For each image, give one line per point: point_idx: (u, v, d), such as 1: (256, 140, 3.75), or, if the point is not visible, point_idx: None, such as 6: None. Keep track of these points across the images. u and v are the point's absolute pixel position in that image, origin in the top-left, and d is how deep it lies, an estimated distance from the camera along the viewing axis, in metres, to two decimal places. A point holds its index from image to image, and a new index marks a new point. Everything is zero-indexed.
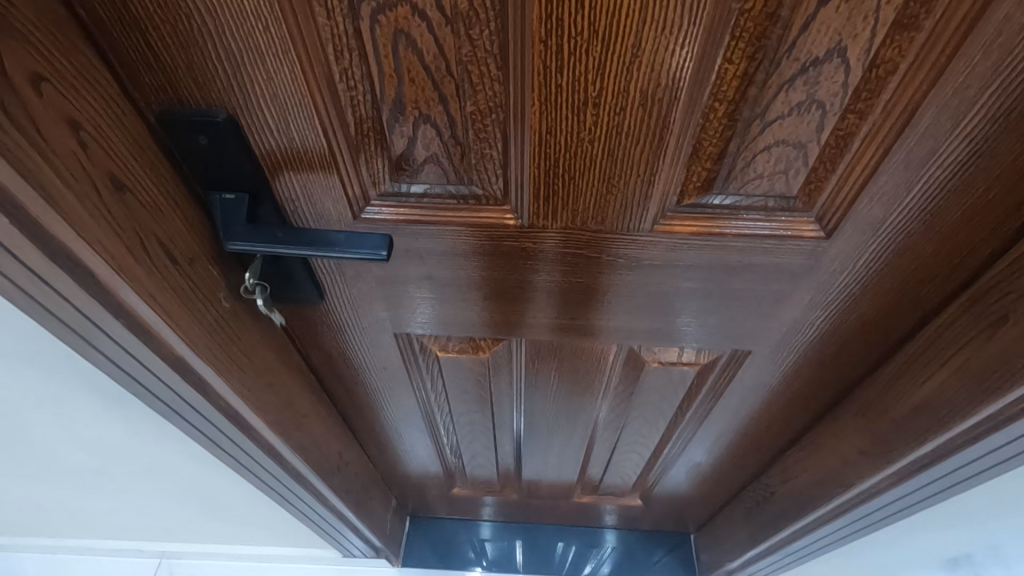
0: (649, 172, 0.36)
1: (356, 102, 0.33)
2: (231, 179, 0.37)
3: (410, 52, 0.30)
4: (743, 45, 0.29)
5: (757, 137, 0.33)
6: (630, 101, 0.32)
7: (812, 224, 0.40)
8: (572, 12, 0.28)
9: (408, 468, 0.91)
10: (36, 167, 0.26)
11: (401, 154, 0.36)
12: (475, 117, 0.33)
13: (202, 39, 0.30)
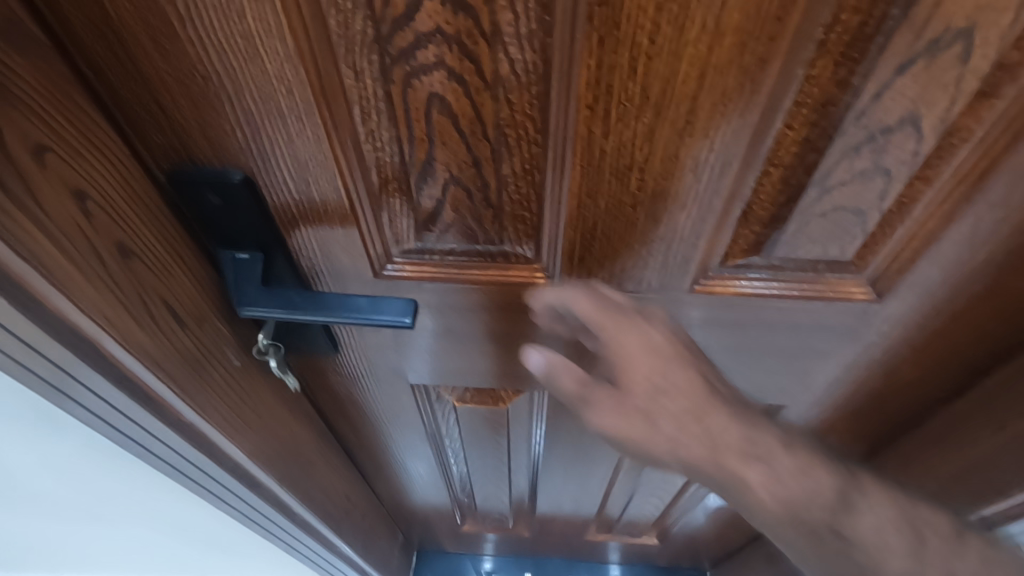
0: (694, 233, 0.34)
1: (382, 163, 0.31)
2: (244, 239, 0.34)
3: (444, 114, 0.28)
4: (807, 111, 0.27)
5: (813, 203, 0.31)
6: (679, 167, 0.30)
7: (863, 288, 0.37)
8: (623, 79, 0.26)
9: (417, 505, 0.88)
10: (37, 244, 0.24)
11: (428, 214, 0.34)
12: (511, 180, 0.31)
13: (219, 101, 0.27)
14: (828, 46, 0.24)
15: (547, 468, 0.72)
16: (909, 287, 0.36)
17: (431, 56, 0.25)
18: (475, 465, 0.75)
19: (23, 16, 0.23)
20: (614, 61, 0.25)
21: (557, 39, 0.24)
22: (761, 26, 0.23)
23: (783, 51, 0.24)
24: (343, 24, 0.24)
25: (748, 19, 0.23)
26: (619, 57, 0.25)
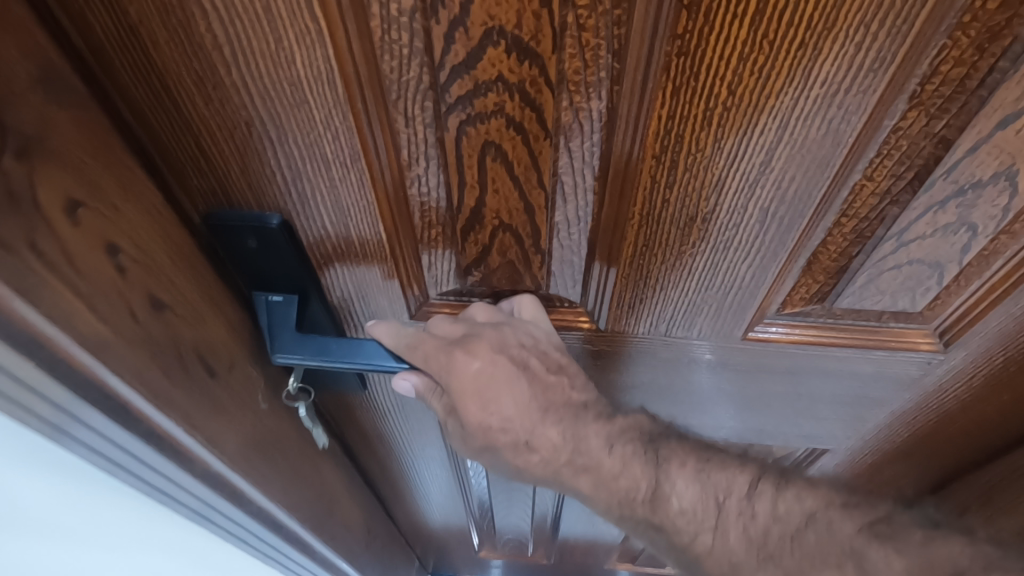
0: (755, 282, 0.32)
1: (427, 208, 0.29)
2: (279, 282, 0.32)
3: (498, 161, 0.26)
4: (890, 163, 0.25)
5: (887, 255, 0.29)
6: (747, 217, 0.28)
7: (930, 338, 0.35)
8: (696, 129, 0.24)
9: (436, 530, 0.86)
10: (68, 306, 0.22)
11: (472, 258, 0.32)
12: (563, 227, 0.29)
13: (261, 146, 0.26)
14: (921, 98, 0.22)
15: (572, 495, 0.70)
16: (981, 340, 0.34)
17: (489, 104, 0.24)
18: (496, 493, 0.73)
19: (65, 66, 0.21)
20: (688, 110, 0.23)
21: (628, 88, 0.22)
22: (852, 78, 0.22)
23: (875, 103, 0.22)
24: (397, 70, 0.23)
25: (839, 71, 0.21)
26: (694, 107, 0.23)
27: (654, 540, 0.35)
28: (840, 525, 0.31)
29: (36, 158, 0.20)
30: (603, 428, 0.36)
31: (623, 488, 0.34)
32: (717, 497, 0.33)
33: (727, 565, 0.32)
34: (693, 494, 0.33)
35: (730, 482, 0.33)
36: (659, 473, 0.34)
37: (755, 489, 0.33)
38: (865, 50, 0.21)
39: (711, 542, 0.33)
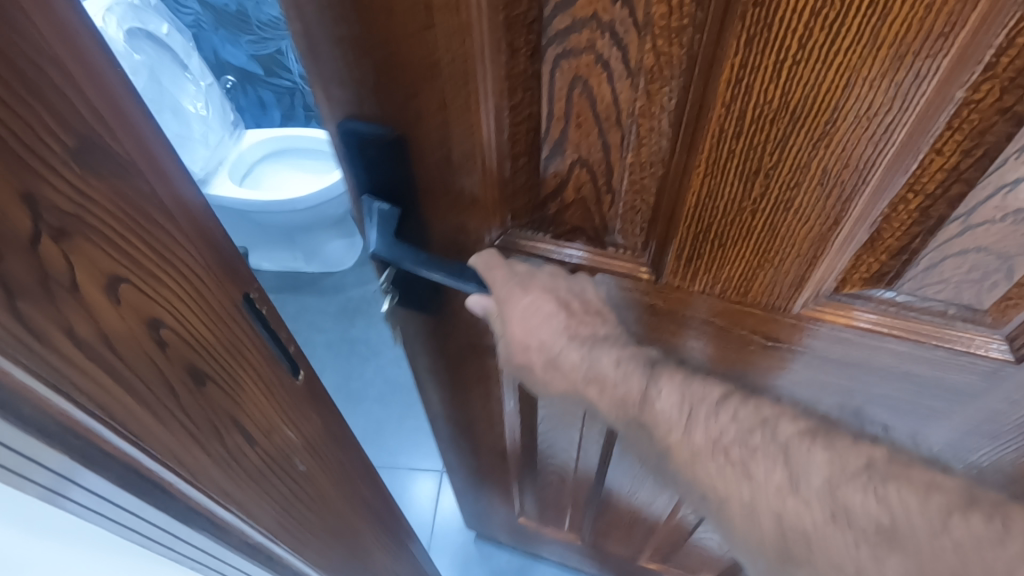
0: (813, 254, 0.33)
1: (518, 137, 0.33)
2: (387, 189, 0.38)
3: (582, 99, 0.31)
4: (959, 138, 0.26)
5: (953, 238, 0.30)
6: (810, 178, 0.29)
7: (998, 346, 0.34)
8: (764, 79, 0.26)
9: (477, 491, 0.90)
10: (99, 386, 0.26)
11: (550, 191, 0.37)
12: (633, 168, 0.33)
13: (394, 65, 0.31)
14: (995, 70, 0.23)
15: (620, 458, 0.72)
16: None
17: (583, 41, 0.29)
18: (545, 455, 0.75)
19: (101, 131, 0.23)
20: (759, 61, 0.25)
21: (705, 35, 0.26)
22: (920, 43, 0.23)
23: (945, 70, 0.24)
24: (511, 6, 0.27)
25: (909, 35, 0.23)
26: (764, 59, 0.25)
27: (639, 432, 0.44)
28: (784, 428, 0.39)
29: (78, 238, 0.23)
30: (615, 351, 0.43)
31: (622, 395, 0.43)
32: (691, 404, 0.41)
33: (688, 455, 0.41)
34: (674, 400, 0.41)
35: (705, 394, 0.41)
36: (650, 379, 0.41)
37: (723, 399, 0.40)
38: (937, 15, 0.22)
39: (679, 438, 0.41)
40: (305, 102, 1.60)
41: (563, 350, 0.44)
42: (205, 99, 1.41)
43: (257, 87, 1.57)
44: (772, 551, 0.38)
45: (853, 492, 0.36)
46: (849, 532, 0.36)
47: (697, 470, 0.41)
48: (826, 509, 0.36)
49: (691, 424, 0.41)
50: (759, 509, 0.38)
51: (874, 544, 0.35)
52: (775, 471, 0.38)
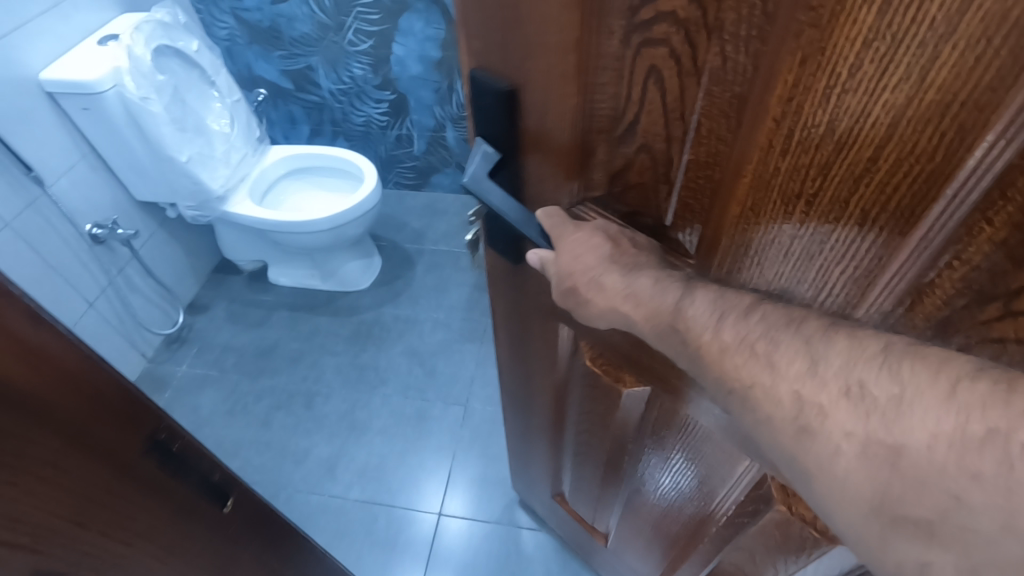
0: (860, 293, 0.41)
1: (600, 113, 0.47)
2: (496, 138, 0.52)
3: (655, 86, 0.42)
4: (1008, 212, 0.31)
5: (992, 315, 0.35)
6: (849, 215, 0.37)
7: None
8: (815, 101, 0.34)
9: (531, 411, 1.13)
10: (24, 524, 0.49)
11: (619, 168, 0.49)
12: (690, 166, 0.45)
13: (509, 42, 0.45)
14: None
15: (628, 446, 0.91)
16: None
17: (661, 32, 0.39)
18: (572, 418, 0.99)
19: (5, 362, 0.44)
20: (811, 81, 0.33)
21: (769, 47, 0.34)
22: (969, 94, 0.29)
23: (981, 139, 0.29)
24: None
25: (956, 79, 0.28)
26: (815, 81, 0.33)
27: (677, 344, 0.48)
28: (807, 322, 0.42)
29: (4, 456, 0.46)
30: (654, 276, 0.49)
31: (655, 304, 0.48)
32: (722, 311, 0.45)
33: (717, 351, 0.45)
34: (704, 308, 0.46)
35: (737, 302, 0.45)
36: (686, 292, 0.47)
37: (755, 306, 0.44)
38: (978, 85, 0.28)
39: (709, 337, 0.45)
40: (331, 117, 2.51)
41: (604, 273, 0.50)
42: (227, 117, 2.02)
43: (286, 102, 2.48)
44: (791, 432, 0.41)
45: (872, 370, 0.38)
46: (862, 406, 0.38)
47: (727, 362, 0.44)
48: (841, 386, 0.38)
49: (721, 326, 0.45)
50: (779, 394, 0.41)
51: (884, 414, 0.36)
52: (798, 360, 0.41)
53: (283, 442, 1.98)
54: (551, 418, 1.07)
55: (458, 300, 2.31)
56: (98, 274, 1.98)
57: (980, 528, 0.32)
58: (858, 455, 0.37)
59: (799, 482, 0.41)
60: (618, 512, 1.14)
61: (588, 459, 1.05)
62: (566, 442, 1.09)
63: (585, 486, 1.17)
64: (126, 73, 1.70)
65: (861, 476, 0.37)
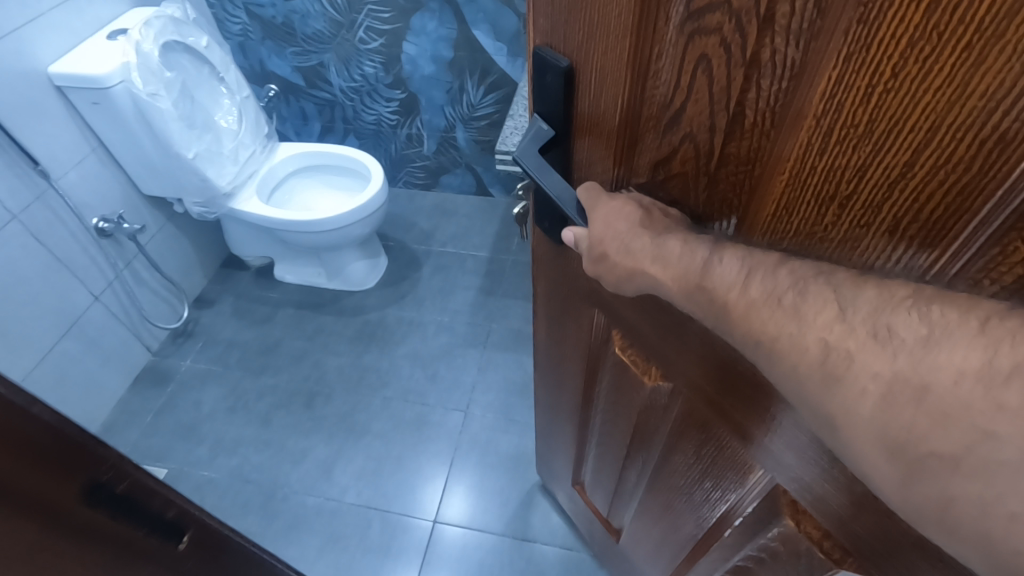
0: None
1: (652, 98, 0.51)
2: (550, 114, 0.63)
3: (704, 74, 0.45)
4: None
5: None
6: (881, 222, 0.39)
7: None
8: (856, 99, 0.36)
9: (562, 391, 1.21)
10: None
11: (664, 151, 0.53)
12: (731, 158, 0.47)
13: (577, 29, 0.55)
14: None
15: (646, 436, 0.96)
16: None
17: (715, 21, 0.42)
18: (599, 397, 1.06)
19: None
20: (854, 78, 0.35)
21: (817, 43, 0.36)
22: (1011, 107, 0.29)
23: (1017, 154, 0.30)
24: None
25: (998, 87, 0.29)
26: (858, 79, 0.35)
27: (700, 305, 0.50)
28: (837, 272, 0.42)
29: None
30: (681, 239, 0.51)
31: (682, 266, 0.50)
32: (750, 268, 0.46)
33: (743, 309, 0.45)
34: (733, 267, 0.47)
35: (765, 259, 0.46)
36: (714, 250, 0.49)
37: (784, 260, 0.45)
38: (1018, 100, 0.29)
39: (736, 293, 0.46)
40: (342, 114, 2.54)
41: (635, 237, 0.54)
42: (233, 114, 2.02)
43: (298, 99, 2.52)
44: (817, 378, 0.42)
45: (899, 315, 0.38)
46: (889, 347, 0.38)
47: (753, 317, 0.45)
48: (868, 330, 0.39)
49: (749, 282, 0.46)
50: (806, 343, 0.42)
51: (912, 353, 0.37)
52: (826, 309, 0.41)
53: (282, 441, 1.99)
54: (581, 401, 1.14)
55: (463, 303, 2.31)
56: (105, 267, 1.98)
57: (1006, 459, 0.33)
58: (883, 396, 0.38)
59: (826, 431, 0.43)
60: (632, 507, 1.18)
61: (611, 444, 1.11)
62: (593, 427, 1.16)
63: (606, 473, 1.23)
64: (135, 69, 1.69)
65: (888, 415, 0.38)
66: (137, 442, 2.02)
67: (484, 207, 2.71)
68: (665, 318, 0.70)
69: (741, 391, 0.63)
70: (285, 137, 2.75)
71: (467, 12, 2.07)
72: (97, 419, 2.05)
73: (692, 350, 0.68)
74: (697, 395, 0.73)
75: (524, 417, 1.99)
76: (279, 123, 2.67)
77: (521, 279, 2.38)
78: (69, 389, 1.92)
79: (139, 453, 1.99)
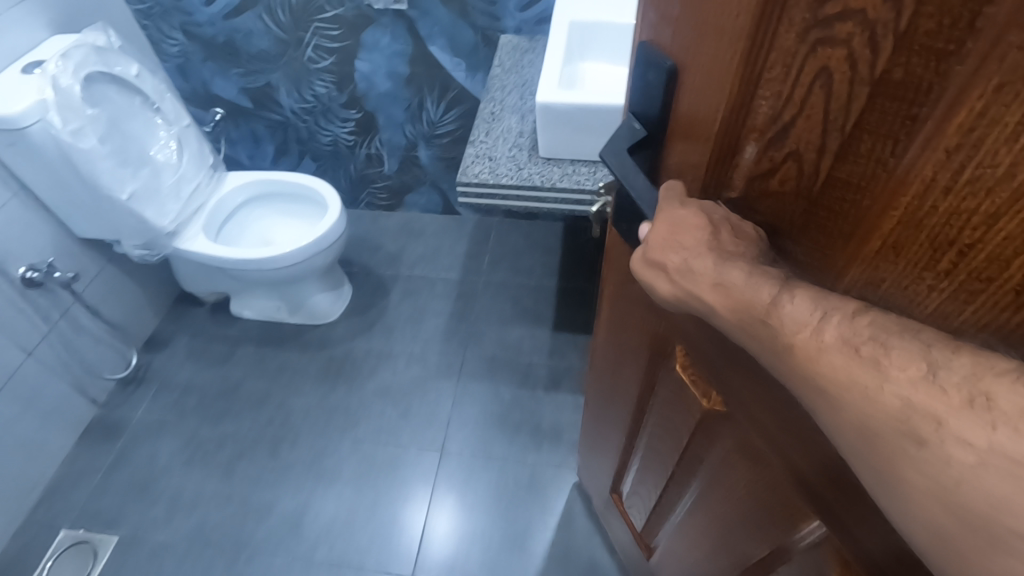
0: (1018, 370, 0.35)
1: (756, 111, 0.45)
2: (646, 111, 0.58)
3: (821, 91, 0.39)
4: None
5: None
6: (1008, 280, 0.32)
7: None
8: (1001, 136, 0.29)
9: (609, 397, 1.14)
10: None
11: (760, 169, 0.47)
12: (836, 184, 0.41)
13: (686, 23, 0.48)
14: None
15: (692, 461, 0.90)
16: None
17: (844, 32, 0.35)
18: (649, 411, 0.99)
19: None
20: (1004, 113, 0.29)
21: (966, 66, 0.30)
22: None
23: None
24: None
25: None
26: (1009, 114, 0.29)
27: (760, 349, 0.45)
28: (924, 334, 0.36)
29: None
30: (745, 267, 0.46)
31: (745, 297, 0.45)
32: (824, 309, 0.40)
33: (810, 352, 0.40)
34: (803, 308, 0.41)
35: (842, 302, 0.40)
36: (782, 287, 0.43)
37: (863, 310, 0.39)
38: None
39: (808, 335, 0.40)
40: (297, 136, 2.41)
41: (698, 256, 0.49)
42: (173, 148, 1.87)
43: (247, 121, 2.38)
44: (894, 436, 0.36)
45: (1003, 383, 0.31)
46: (988, 418, 0.31)
47: (823, 360, 0.39)
48: (965, 397, 0.32)
49: (823, 324, 0.40)
50: (883, 398, 0.36)
51: (1015, 428, 0.30)
52: (912, 365, 0.35)
53: (245, 495, 1.84)
54: (630, 411, 1.06)
55: (434, 331, 2.20)
56: (38, 321, 1.80)
57: None
58: (973, 467, 0.32)
59: (893, 489, 0.37)
60: (671, 526, 1.12)
61: (655, 457, 1.03)
62: (639, 440, 1.09)
63: (646, 485, 1.15)
64: (52, 107, 1.51)
65: (977, 489, 0.32)
66: (85, 505, 1.85)
67: (452, 226, 2.60)
68: (726, 347, 0.61)
69: (819, 444, 0.54)
70: (236, 161, 2.59)
71: (421, 27, 1.97)
72: (40, 482, 1.87)
73: (761, 388, 0.59)
74: (759, 433, 0.65)
75: (504, 451, 1.89)
76: (228, 147, 2.52)
77: (494, 302, 2.28)
78: (4, 454, 1.74)
79: (88, 518, 1.82)
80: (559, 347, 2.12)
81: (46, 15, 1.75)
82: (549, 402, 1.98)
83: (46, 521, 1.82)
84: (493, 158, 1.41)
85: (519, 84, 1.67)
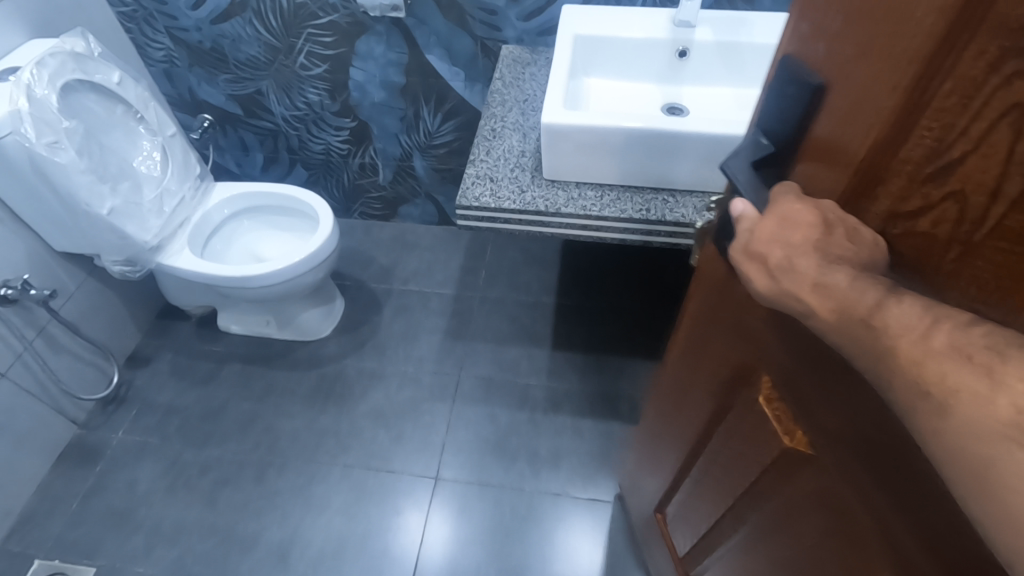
0: None
1: (917, 143, 0.41)
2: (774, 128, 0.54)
3: (1008, 128, 0.35)
4: None
5: None
6: None
7: None
8: None
9: (671, 412, 1.08)
10: None
11: (910, 207, 0.43)
12: (1003, 235, 0.37)
13: (846, 41, 0.45)
14: None
15: (753, 498, 0.83)
16: None
17: None
18: (714, 437, 0.92)
19: None
20: None
21: None
22: None
23: None
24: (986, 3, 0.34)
25: None
26: None
27: (860, 350, 0.45)
28: None
29: None
30: (850, 271, 0.45)
31: (849, 301, 0.45)
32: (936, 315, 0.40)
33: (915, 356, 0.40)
34: (913, 313, 0.41)
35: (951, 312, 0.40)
36: (890, 292, 0.43)
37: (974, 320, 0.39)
38: None
39: (916, 340, 0.40)
40: (287, 144, 2.32)
41: (802, 255, 0.48)
42: (156, 162, 1.78)
43: (236, 128, 2.29)
44: (999, 441, 0.36)
45: None
46: None
47: (930, 367, 0.39)
48: None
49: (933, 329, 0.40)
50: (996, 406, 0.36)
51: None
52: None
53: (229, 525, 1.76)
54: (694, 435, 0.99)
55: (428, 351, 2.12)
56: (11, 340, 1.71)
57: None
58: None
59: (988, 495, 0.37)
60: (716, 560, 1.05)
61: (713, 485, 0.97)
62: (698, 465, 1.02)
63: (697, 512, 1.08)
64: (27, 118, 1.42)
65: None
66: (61, 535, 1.76)
67: (448, 238, 2.54)
68: (838, 382, 0.55)
69: (940, 521, 0.47)
70: (224, 169, 2.50)
71: (418, 36, 1.89)
72: (13, 510, 1.78)
73: (874, 435, 0.52)
74: (853, 487, 0.58)
75: (501, 478, 1.82)
76: (216, 154, 2.43)
77: (490, 319, 2.21)
78: None
79: (63, 548, 1.73)
80: (558, 369, 2.05)
81: (21, 18, 1.66)
82: (547, 427, 1.91)
83: (20, 551, 1.73)
84: (494, 179, 1.35)
85: (521, 99, 1.60)
